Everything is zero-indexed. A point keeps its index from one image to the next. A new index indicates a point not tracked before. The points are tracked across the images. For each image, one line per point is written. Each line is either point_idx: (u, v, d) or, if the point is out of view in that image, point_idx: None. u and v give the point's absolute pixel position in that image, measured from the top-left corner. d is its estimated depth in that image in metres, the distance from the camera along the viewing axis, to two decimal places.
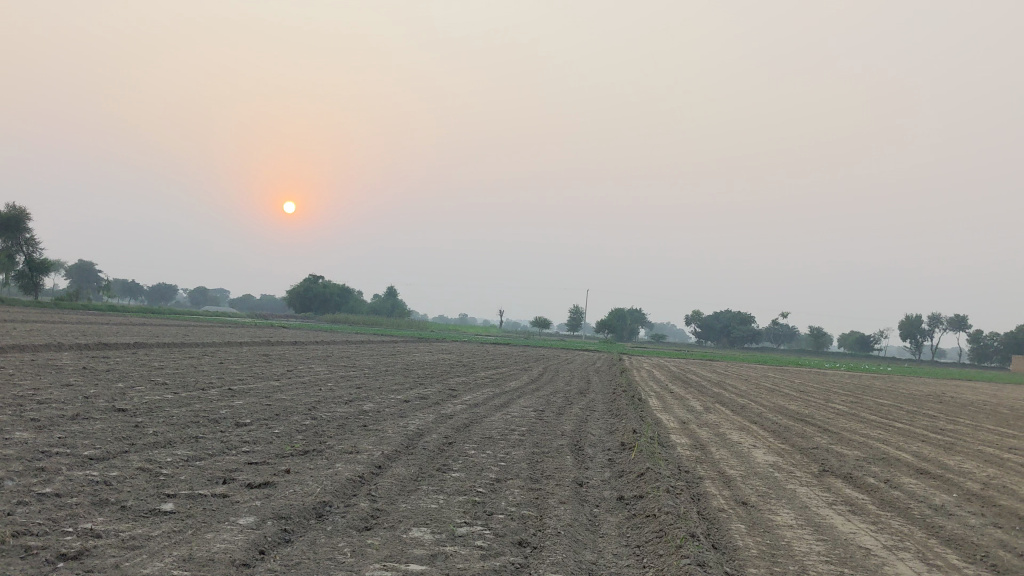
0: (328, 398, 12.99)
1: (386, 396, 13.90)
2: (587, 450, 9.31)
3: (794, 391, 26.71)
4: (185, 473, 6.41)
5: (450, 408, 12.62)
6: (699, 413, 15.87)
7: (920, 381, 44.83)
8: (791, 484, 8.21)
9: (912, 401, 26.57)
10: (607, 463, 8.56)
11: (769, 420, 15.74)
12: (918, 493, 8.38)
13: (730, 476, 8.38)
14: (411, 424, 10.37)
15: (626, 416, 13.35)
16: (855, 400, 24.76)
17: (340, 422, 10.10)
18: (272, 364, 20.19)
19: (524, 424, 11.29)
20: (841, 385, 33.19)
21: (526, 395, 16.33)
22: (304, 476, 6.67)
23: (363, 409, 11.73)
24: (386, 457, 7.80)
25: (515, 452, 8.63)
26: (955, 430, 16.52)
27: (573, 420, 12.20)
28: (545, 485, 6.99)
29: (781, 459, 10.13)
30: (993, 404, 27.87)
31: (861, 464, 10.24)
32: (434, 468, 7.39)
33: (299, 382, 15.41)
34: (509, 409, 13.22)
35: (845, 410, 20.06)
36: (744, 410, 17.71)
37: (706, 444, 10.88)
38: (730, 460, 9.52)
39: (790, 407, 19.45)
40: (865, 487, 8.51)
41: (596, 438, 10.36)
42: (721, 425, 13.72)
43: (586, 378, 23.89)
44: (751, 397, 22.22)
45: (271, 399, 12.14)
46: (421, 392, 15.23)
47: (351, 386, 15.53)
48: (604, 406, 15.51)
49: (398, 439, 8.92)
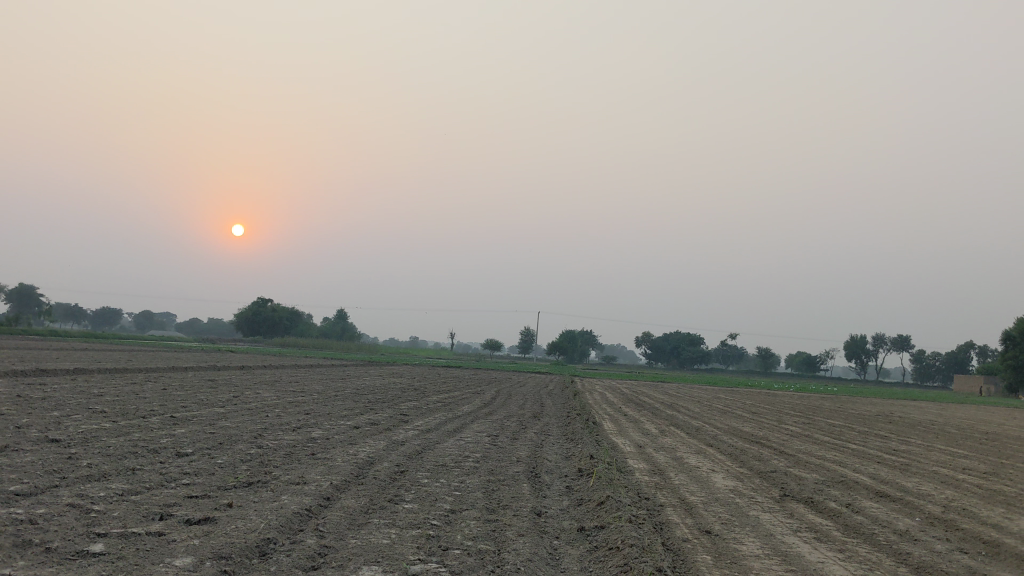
0: (274, 424, 12.57)
1: (335, 422, 13.49)
2: (544, 477, 9.04)
3: (746, 413, 26.75)
4: (119, 509, 6.01)
5: (402, 434, 12.27)
6: (654, 436, 15.70)
7: (869, 401, 45.34)
8: (753, 510, 8.02)
9: (864, 421, 26.72)
10: (564, 490, 8.30)
11: (725, 442, 15.63)
12: (881, 516, 8.26)
13: (691, 502, 8.17)
14: (361, 452, 10.01)
15: (581, 440, 13.13)
16: (806, 421, 24.85)
17: (287, 450, 9.70)
18: (218, 389, 19.62)
19: (478, 450, 10.98)
20: (793, 406, 33.37)
21: (479, 419, 16.04)
22: (248, 510, 6.31)
23: (311, 436, 11.34)
24: (335, 488, 7.45)
25: (470, 480, 8.33)
26: (909, 450, 16.56)
27: (528, 446, 11.93)
28: (502, 516, 6.71)
29: (740, 483, 9.96)
30: (940, 423, 28.20)
31: (821, 487, 10.11)
32: (386, 499, 7.08)
33: (246, 409, 14.92)
34: (463, 434, 12.91)
35: (799, 431, 20.08)
36: (700, 432, 17.61)
37: (664, 468, 10.68)
38: (690, 486, 9.32)
39: (745, 429, 19.40)
40: (827, 511, 8.36)
41: (553, 464, 10.10)
42: (678, 449, 13.54)
43: (539, 401, 23.63)
44: (705, 419, 22.15)
45: (216, 427, 11.69)
46: (372, 417, 14.85)
47: (300, 412, 15.09)
48: (560, 430, 15.26)
49: (348, 468, 8.57)
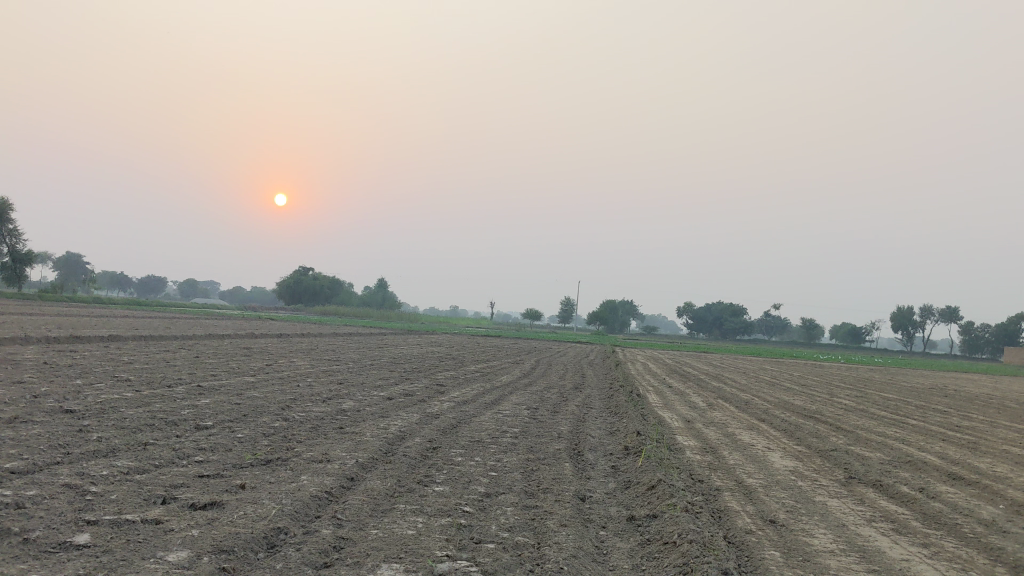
0: (304, 395, 12.01)
1: (368, 393, 12.92)
2: (588, 456, 8.35)
3: (795, 385, 25.82)
4: (119, 491, 5.46)
5: (437, 407, 11.66)
6: (703, 410, 14.95)
7: (920, 373, 44.04)
8: (820, 496, 7.28)
9: (918, 395, 25.63)
10: (611, 471, 7.61)
11: (778, 417, 14.83)
12: (960, 504, 7.46)
13: (750, 486, 7.46)
14: (392, 426, 9.39)
15: (626, 414, 12.41)
16: (858, 394, 23.91)
17: (314, 423, 9.12)
18: (251, 358, 19.17)
19: (517, 424, 10.32)
20: (842, 379, 32.33)
21: (518, 391, 15.36)
22: (261, 493, 5.69)
23: (341, 408, 10.74)
24: (360, 467, 6.82)
25: (507, 459, 7.67)
26: (974, 427, 15.62)
27: (569, 420, 11.24)
28: (543, 501, 6.05)
29: (801, 464, 9.19)
30: (999, 397, 27.03)
31: (888, 469, 9.30)
32: (415, 480, 6.42)
33: (277, 378, 14.40)
34: (501, 407, 12.27)
35: (853, 405, 19.15)
36: (749, 406, 16.80)
37: (717, 446, 9.93)
38: (747, 467, 8.58)
39: (797, 403, 18.56)
40: (900, 497, 7.58)
41: (597, 441, 9.41)
42: (729, 424, 12.79)
43: (579, 372, 22.91)
44: (753, 392, 21.29)
45: (243, 398, 11.15)
46: (407, 388, 14.24)
47: (333, 382, 14.52)
48: (602, 402, 14.57)
49: (378, 444, 7.96)
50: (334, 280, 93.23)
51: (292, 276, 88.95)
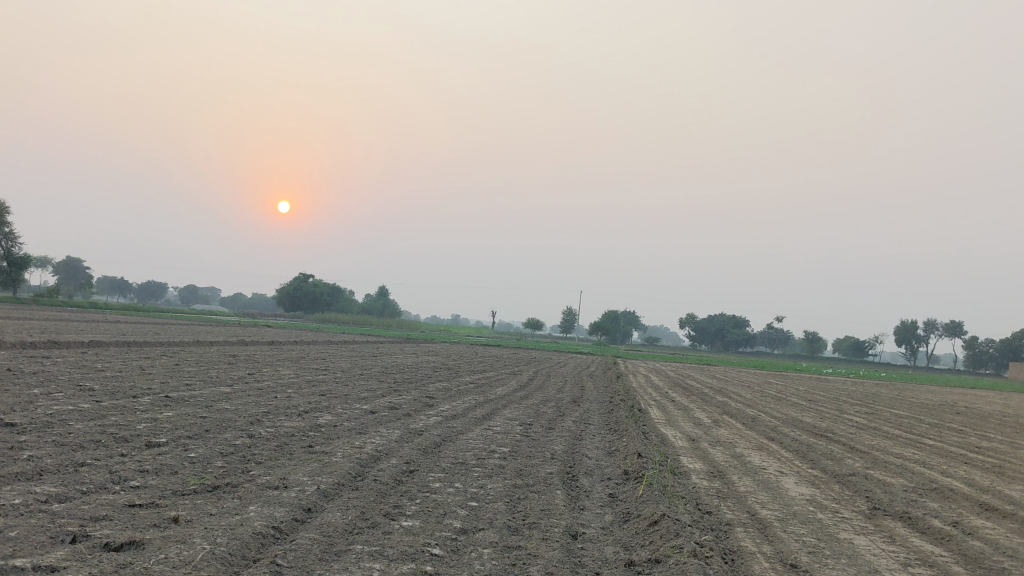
0: (279, 408, 11.13)
1: (349, 406, 12.04)
2: (583, 482, 7.49)
3: (801, 400, 24.89)
4: (23, 527, 4.60)
5: (422, 422, 10.79)
6: (709, 427, 14.09)
7: (926, 388, 43.03)
8: (844, 533, 6.41)
9: (929, 412, 24.61)
10: (607, 501, 6.76)
11: (787, 435, 13.95)
12: (1002, 543, 6.59)
13: (765, 519, 6.62)
14: (368, 444, 8.52)
15: (626, 432, 11.53)
16: (868, 410, 22.98)
17: (281, 441, 8.26)
18: (235, 366, 18.31)
19: (506, 443, 9.45)
20: (849, 394, 31.39)
21: (513, 404, 14.48)
22: (194, 530, 4.82)
23: (316, 423, 9.88)
24: (321, 496, 5.98)
25: (491, 486, 6.81)
26: (994, 449, 14.69)
27: (564, 439, 10.37)
28: (527, 540, 5.21)
29: (819, 492, 8.31)
30: (1012, 414, 26.07)
31: (914, 498, 8.42)
32: (381, 513, 5.57)
33: (254, 389, 13.54)
34: (491, 423, 11.40)
35: (865, 423, 18.22)
36: (756, 423, 15.90)
37: (725, 470, 9.06)
38: (759, 495, 7.71)
39: (805, 420, 17.63)
40: (934, 534, 6.71)
41: (594, 464, 8.54)
42: (736, 444, 11.91)
43: (578, 384, 22.06)
44: (759, 407, 20.38)
45: (210, 411, 10.28)
46: (393, 401, 13.37)
47: (315, 393, 13.66)
48: (600, 418, 13.69)
49: (349, 467, 7.11)
50: (334, 287, 92.43)
51: (292, 282, 88.10)
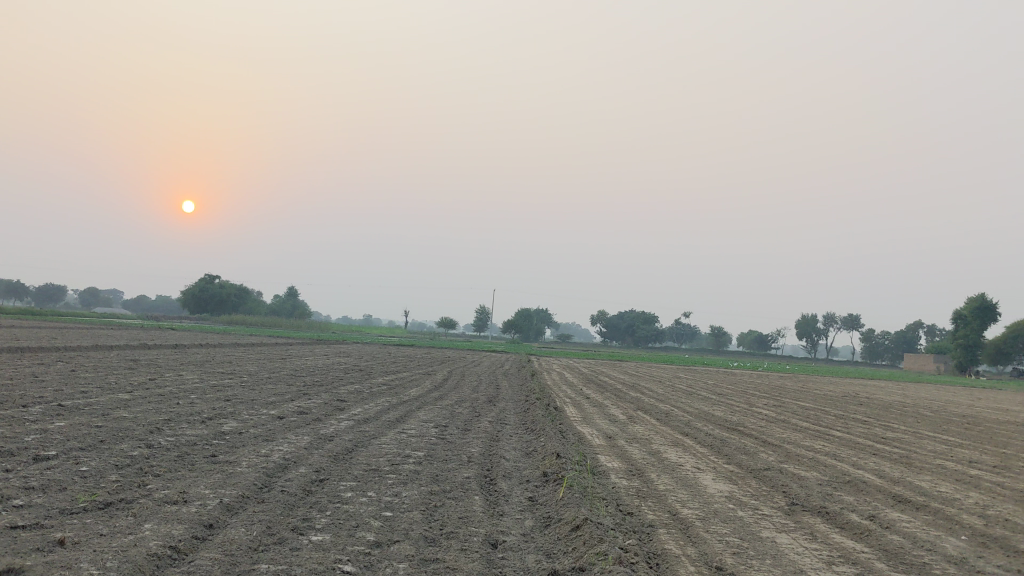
0: (181, 415, 10.61)
1: (257, 412, 11.57)
2: (501, 486, 7.26)
3: (710, 394, 25.20)
4: None
5: (333, 426, 10.42)
6: (623, 424, 14.05)
7: (829, 380, 44.22)
8: (765, 531, 6.34)
9: (834, 403, 25.20)
10: (527, 505, 6.56)
11: (701, 430, 13.99)
12: (919, 536, 6.60)
13: (687, 519, 6.50)
14: (275, 452, 8.14)
15: (543, 431, 11.36)
16: (775, 403, 23.38)
17: (183, 451, 7.82)
18: (135, 371, 17.52)
19: (421, 447, 9.17)
20: (756, 387, 31.97)
21: (427, 405, 14.19)
22: (83, 553, 4.43)
23: (221, 431, 9.42)
24: (224, 510, 5.62)
25: (406, 494, 6.52)
26: (898, 438, 15.04)
27: (480, 440, 10.13)
28: (445, 552, 4.95)
29: (737, 488, 8.26)
30: (910, 404, 26.91)
31: (830, 492, 8.44)
32: (289, 527, 5.25)
33: (155, 395, 12.91)
34: (405, 425, 11.08)
35: (774, 415, 18.48)
36: (670, 418, 15.94)
37: (643, 469, 8.95)
38: (679, 494, 7.60)
39: (717, 414, 17.79)
40: (854, 529, 6.69)
41: (512, 466, 8.33)
42: (652, 441, 11.85)
43: (492, 383, 21.84)
44: (671, 402, 20.51)
45: (106, 420, 9.70)
46: (302, 405, 12.91)
47: (220, 398, 13.10)
48: (516, 418, 13.50)
49: (255, 478, 6.74)
50: (241, 288, 90.36)
51: (197, 284, 85.67)
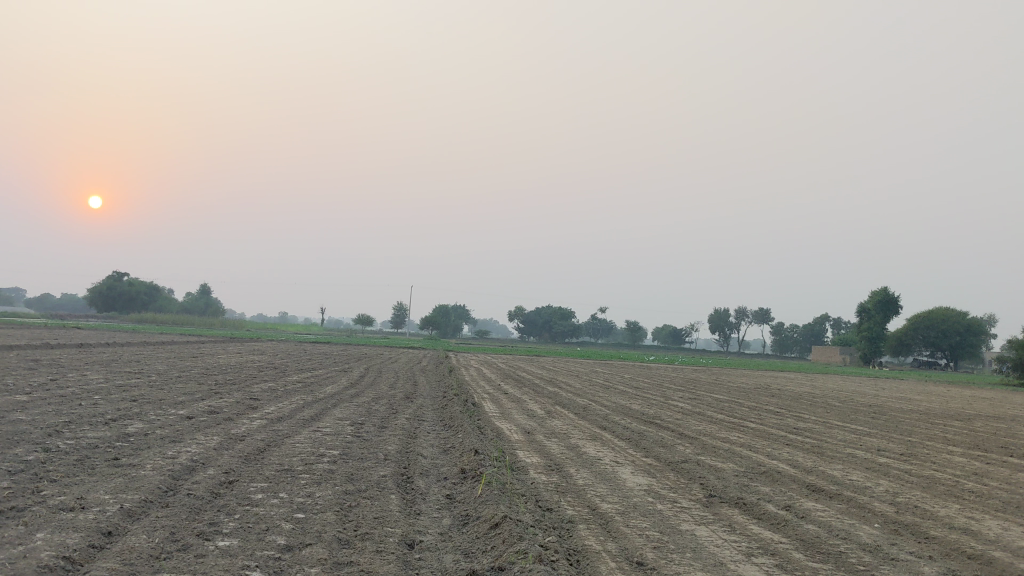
0: (83, 417, 10.16)
1: (165, 412, 11.16)
2: (418, 484, 7.09)
3: (627, 387, 25.41)
4: None
5: (244, 426, 10.11)
6: (542, 418, 14.00)
7: (742, 372, 45.10)
8: (685, 523, 6.32)
9: (748, 395, 25.63)
10: (445, 503, 6.41)
11: (620, 423, 14.04)
12: (835, 525, 6.66)
13: (606, 514, 6.44)
14: (182, 454, 7.82)
15: (461, 427, 11.22)
16: (690, 395, 23.68)
17: (83, 454, 7.45)
18: (36, 371, 16.78)
19: (336, 445, 8.94)
20: (672, 380, 32.37)
21: (343, 403, 13.92)
22: None
23: (125, 432, 9.03)
24: (125, 517, 5.34)
25: (320, 494, 6.31)
26: (810, 428, 15.34)
27: (397, 437, 9.93)
28: (359, 554, 4.78)
29: (655, 481, 8.25)
30: (820, 395, 27.54)
31: (746, 483, 8.49)
32: (193, 533, 5.01)
33: (56, 396, 12.34)
34: (319, 424, 10.81)
35: (691, 408, 18.68)
36: (588, 412, 15.97)
37: (562, 463, 8.88)
38: (598, 488, 7.54)
39: (635, 407, 17.91)
40: (771, 519, 6.73)
41: (429, 463, 8.17)
42: (571, 435, 11.82)
43: (410, 379, 21.62)
44: (589, 396, 20.57)
45: (1, 423, 9.20)
46: (213, 405, 12.51)
47: (126, 399, 12.62)
48: (434, 414, 13.32)
49: (160, 481, 6.44)
50: (151, 286, 87.91)
51: (104, 281, 82.96)
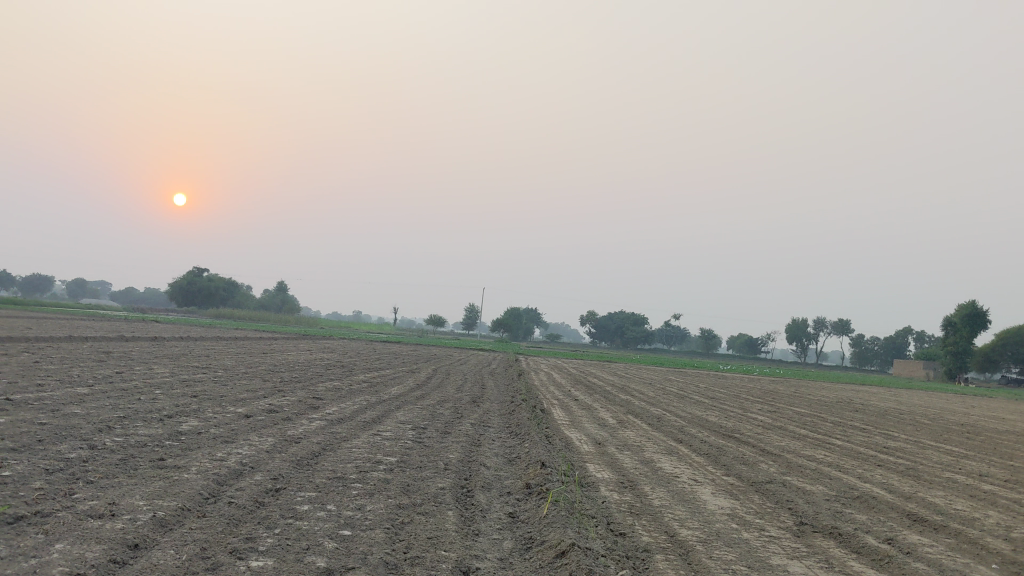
0: (139, 412, 9.82)
1: (222, 410, 10.79)
2: (480, 499, 6.51)
3: (702, 397, 24.47)
4: None
5: (301, 428, 9.64)
6: (614, 428, 13.30)
7: (821, 385, 43.61)
8: (774, 557, 5.62)
9: (830, 409, 24.44)
10: (508, 523, 5.83)
11: (697, 437, 13.26)
12: (946, 565, 5.87)
13: (685, 541, 5.78)
14: (233, 456, 7.37)
15: (528, 436, 10.60)
16: (770, 408, 22.66)
17: (127, 454, 7.04)
18: (104, 364, 16.65)
19: (393, 452, 8.39)
20: (749, 390, 31.27)
21: (407, 405, 13.43)
22: None
23: (178, 431, 8.64)
24: (157, 527, 4.88)
25: (371, 508, 5.78)
26: (902, 448, 14.32)
27: (459, 445, 9.34)
28: None
29: (739, 504, 7.52)
30: (909, 411, 26.16)
31: (840, 510, 7.70)
32: (226, 550, 4.51)
33: (116, 389, 12.08)
34: (380, 427, 10.30)
35: (771, 422, 17.76)
36: (662, 423, 15.19)
37: (636, 480, 8.20)
38: (676, 511, 6.86)
39: (711, 419, 17.04)
40: (874, 555, 5.97)
41: (493, 476, 7.56)
42: (645, 448, 11.10)
43: (478, 382, 21.08)
44: (664, 405, 19.72)
45: (53, 416, 8.89)
46: (274, 403, 12.13)
47: (186, 395, 12.30)
48: (500, 420, 12.72)
49: (202, 487, 5.97)
50: (230, 283, 89.12)
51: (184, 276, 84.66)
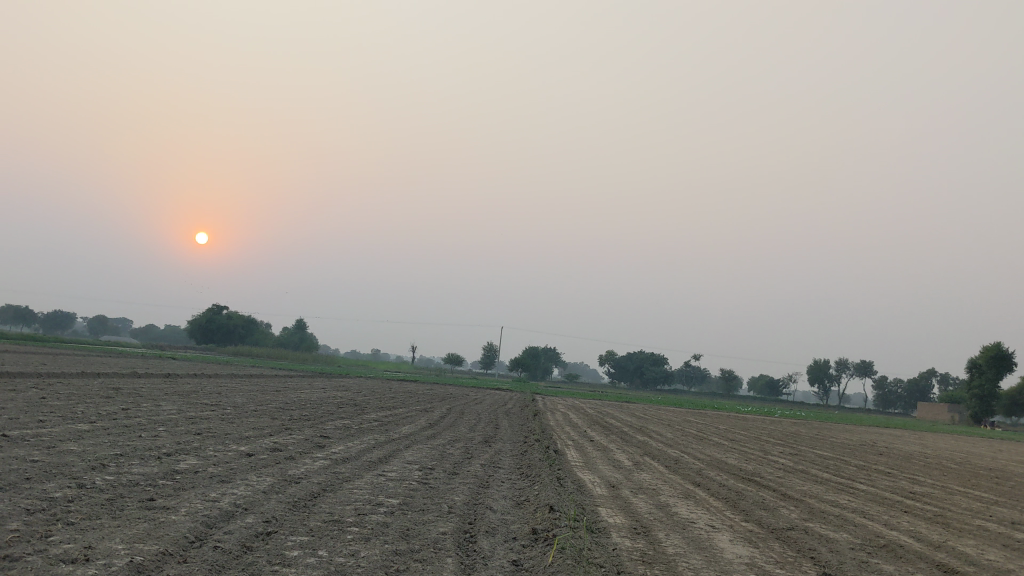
0: (138, 450, 9.52)
1: (224, 448, 10.47)
2: (482, 545, 6.16)
3: (722, 439, 23.91)
4: None
5: (302, 467, 9.31)
6: (629, 471, 12.88)
7: (844, 428, 42.80)
8: None
9: (854, 453, 23.81)
10: (510, 571, 5.47)
11: (714, 480, 12.82)
12: None
13: None
14: (227, 497, 7.06)
15: (539, 478, 10.22)
16: (792, 451, 22.12)
17: (116, 493, 6.74)
18: (111, 401, 16.38)
19: (396, 494, 8.04)
20: (770, 433, 30.67)
21: (416, 445, 13.08)
22: None
23: (175, 469, 8.33)
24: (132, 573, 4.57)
25: (365, 554, 5.45)
26: (929, 493, 13.79)
27: (466, 487, 8.98)
28: None
29: (758, 553, 7.11)
30: (935, 456, 25.47)
31: (866, 559, 7.28)
32: None
33: (118, 426, 11.80)
34: (385, 468, 9.96)
35: (793, 465, 17.24)
36: (679, 465, 14.75)
37: (649, 526, 7.82)
38: (691, 559, 6.48)
39: (730, 461, 16.56)
40: None
41: (498, 521, 7.20)
42: (661, 492, 10.69)
43: (492, 422, 20.67)
44: (683, 447, 19.22)
45: (48, 453, 8.61)
46: (279, 441, 11.80)
47: (190, 432, 11.99)
48: (511, 461, 12.34)
49: (188, 529, 5.65)
50: (250, 320, 89.14)
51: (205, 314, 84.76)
